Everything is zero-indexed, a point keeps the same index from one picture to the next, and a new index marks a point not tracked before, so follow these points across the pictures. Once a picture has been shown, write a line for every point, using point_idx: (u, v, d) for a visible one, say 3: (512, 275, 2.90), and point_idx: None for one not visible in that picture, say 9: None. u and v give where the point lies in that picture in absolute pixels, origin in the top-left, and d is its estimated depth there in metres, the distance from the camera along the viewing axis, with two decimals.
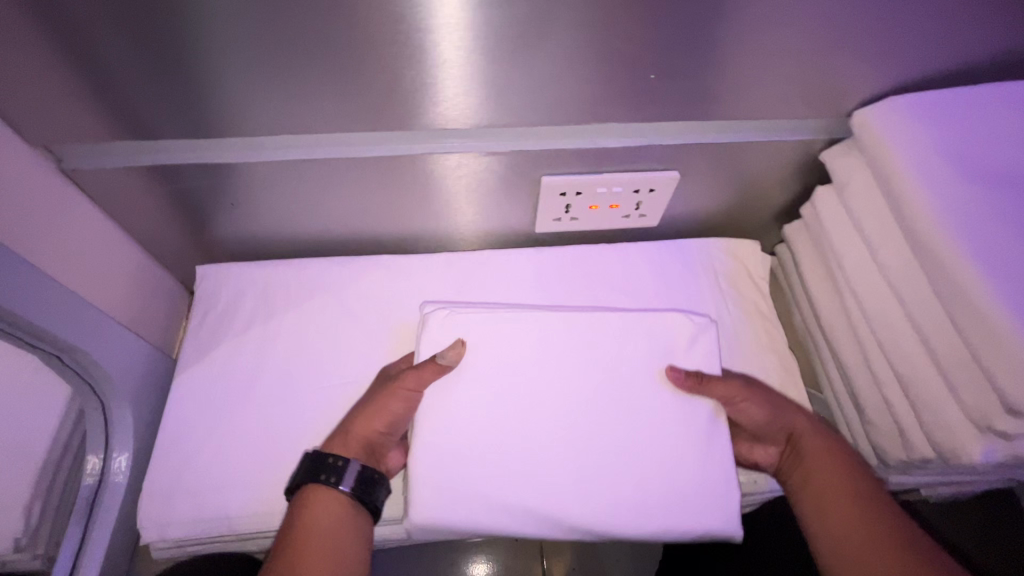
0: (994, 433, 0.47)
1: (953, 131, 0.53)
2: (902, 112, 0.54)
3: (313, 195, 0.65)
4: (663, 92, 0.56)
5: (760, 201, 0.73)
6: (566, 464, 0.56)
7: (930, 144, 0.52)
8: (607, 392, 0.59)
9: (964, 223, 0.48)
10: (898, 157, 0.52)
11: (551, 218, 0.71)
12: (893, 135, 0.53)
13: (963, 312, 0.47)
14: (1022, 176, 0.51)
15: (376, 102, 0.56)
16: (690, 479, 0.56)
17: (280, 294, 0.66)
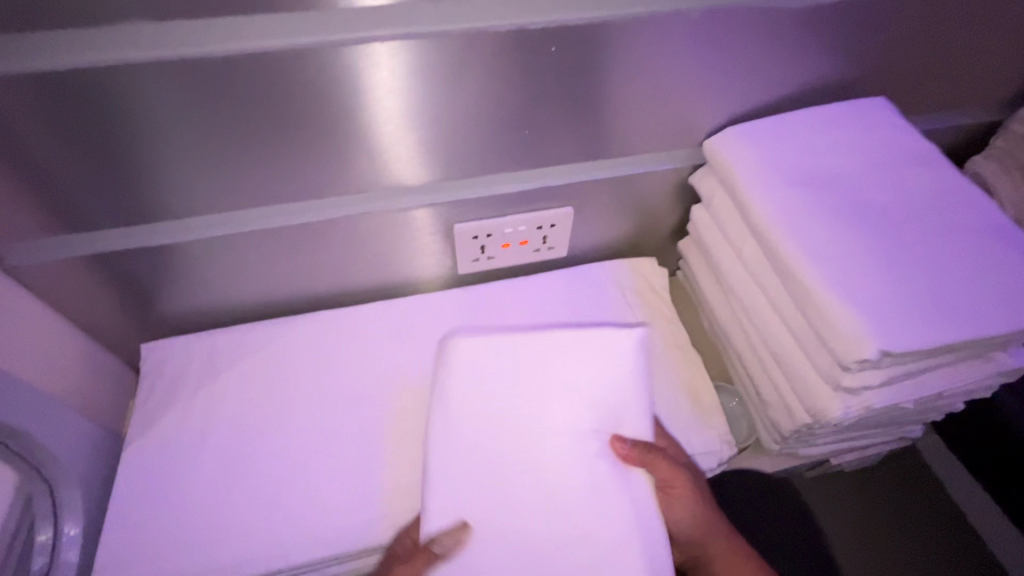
0: (844, 391, 0.54)
1: (777, 148, 0.64)
2: (734, 138, 0.66)
3: (247, 264, 0.71)
4: (540, 140, 0.66)
5: (651, 222, 0.82)
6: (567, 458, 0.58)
7: (759, 159, 0.63)
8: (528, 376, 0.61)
9: (792, 219, 0.58)
10: (739, 173, 0.63)
11: (469, 260, 0.77)
12: (732, 156, 0.64)
13: (800, 292, 0.56)
14: (835, 177, 0.62)
15: (295, 176, 0.62)
16: (581, 384, 0.61)
17: (224, 355, 0.72)
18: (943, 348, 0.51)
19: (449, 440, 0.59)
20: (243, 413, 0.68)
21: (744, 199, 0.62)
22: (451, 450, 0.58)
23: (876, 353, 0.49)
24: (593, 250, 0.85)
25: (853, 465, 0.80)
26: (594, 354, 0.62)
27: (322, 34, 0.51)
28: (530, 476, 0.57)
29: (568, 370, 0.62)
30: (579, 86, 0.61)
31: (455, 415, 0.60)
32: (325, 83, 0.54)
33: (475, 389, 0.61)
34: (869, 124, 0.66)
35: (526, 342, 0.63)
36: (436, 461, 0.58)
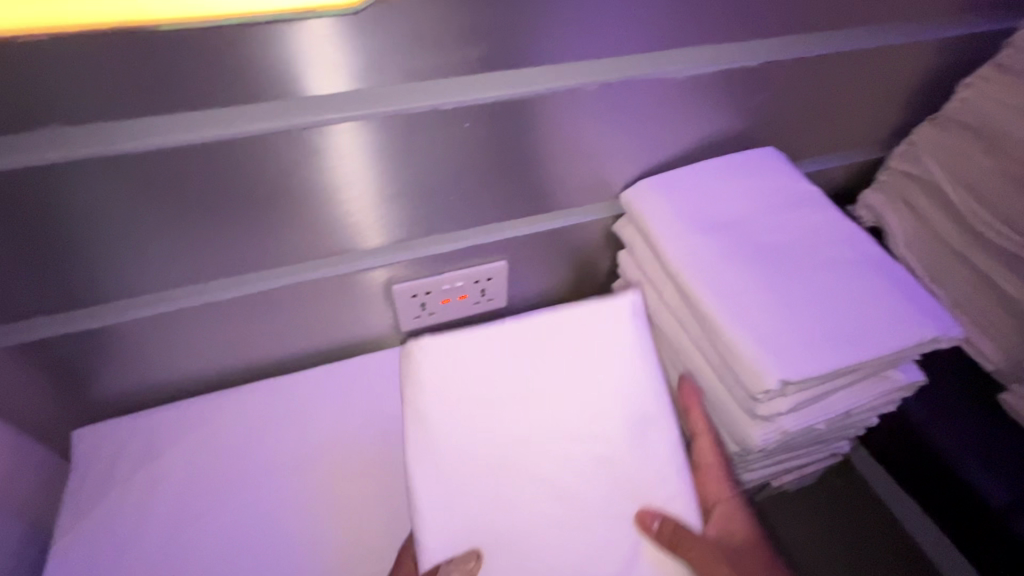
0: (762, 419, 0.58)
1: (683, 197, 0.71)
2: (645, 190, 0.72)
3: (186, 339, 0.71)
4: (468, 203, 0.70)
5: (583, 267, 0.87)
6: (575, 426, 0.60)
7: (666, 208, 0.69)
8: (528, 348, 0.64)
9: (699, 262, 0.64)
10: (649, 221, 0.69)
11: (411, 318, 0.80)
12: (643, 207, 0.70)
13: (711, 330, 0.60)
14: (734, 221, 0.68)
15: (227, 253, 0.64)
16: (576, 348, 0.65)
17: (162, 435, 0.70)
18: (837, 371, 0.56)
19: (445, 424, 0.59)
20: (183, 495, 0.66)
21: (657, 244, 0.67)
22: (450, 432, 0.59)
23: (778, 382, 0.54)
24: (532, 298, 0.89)
25: (793, 485, 0.84)
26: (590, 322, 0.67)
27: (247, 125, 0.54)
28: (540, 451, 0.58)
29: (563, 338, 0.65)
30: (498, 155, 0.66)
31: (458, 393, 0.61)
32: (253, 167, 0.57)
33: (477, 373, 0.62)
34: (762, 171, 0.73)
35: (517, 328, 0.66)
36: (434, 437, 0.59)
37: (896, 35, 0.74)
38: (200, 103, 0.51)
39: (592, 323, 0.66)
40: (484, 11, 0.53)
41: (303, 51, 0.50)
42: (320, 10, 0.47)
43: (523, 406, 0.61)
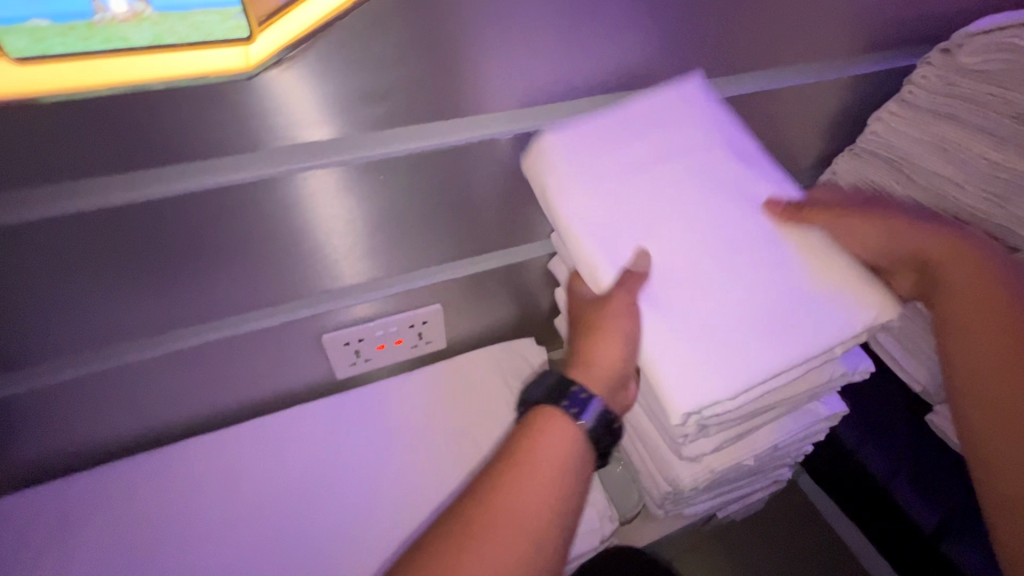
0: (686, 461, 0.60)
1: None
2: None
3: (108, 398, 0.70)
4: (395, 251, 0.70)
5: (524, 304, 0.88)
6: (672, 168, 0.61)
7: None
8: (613, 124, 0.61)
9: None
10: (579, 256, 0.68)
11: (347, 365, 0.78)
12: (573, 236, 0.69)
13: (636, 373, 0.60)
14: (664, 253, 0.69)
15: (141, 317, 0.63)
16: (661, 146, 0.62)
17: (78, 508, 0.69)
18: (759, 410, 0.57)
19: (571, 179, 0.59)
20: (104, 564, 0.64)
21: (574, 279, 0.67)
22: (585, 214, 0.58)
23: (695, 428, 0.55)
24: (474, 337, 0.88)
25: (740, 513, 0.84)
26: (652, 132, 0.62)
27: (139, 190, 0.53)
28: (694, 200, 0.60)
29: (638, 127, 0.62)
30: (417, 204, 0.66)
31: (590, 188, 0.59)
32: (155, 230, 0.56)
33: (598, 168, 0.60)
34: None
35: (605, 119, 0.61)
36: (588, 210, 0.58)
37: (803, 74, 0.77)
38: (80, 170, 0.50)
39: (667, 153, 0.62)
40: (382, 68, 0.52)
41: (176, 117, 0.49)
42: (209, 76, 0.47)
43: (638, 172, 0.60)
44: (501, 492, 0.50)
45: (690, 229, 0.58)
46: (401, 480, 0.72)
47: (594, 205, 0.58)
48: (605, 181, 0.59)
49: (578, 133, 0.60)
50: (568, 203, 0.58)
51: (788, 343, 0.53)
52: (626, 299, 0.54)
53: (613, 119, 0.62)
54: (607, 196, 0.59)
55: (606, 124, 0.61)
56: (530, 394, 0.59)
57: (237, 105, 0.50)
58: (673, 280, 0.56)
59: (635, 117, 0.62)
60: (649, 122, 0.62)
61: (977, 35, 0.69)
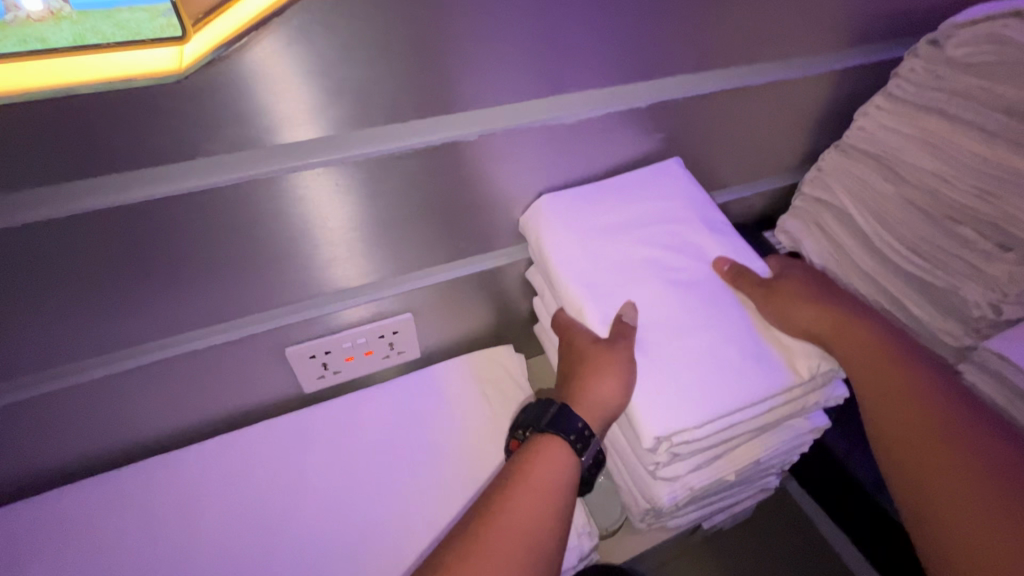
0: (666, 480, 0.58)
1: (593, 227, 0.67)
2: (546, 210, 0.68)
3: (56, 421, 0.66)
4: (360, 260, 0.66)
5: (499, 310, 0.85)
6: (656, 231, 0.68)
7: (575, 241, 0.66)
8: (598, 190, 0.70)
9: (603, 303, 0.61)
10: (555, 257, 0.65)
11: (314, 377, 0.75)
12: (551, 237, 0.66)
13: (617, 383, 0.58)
14: (643, 257, 0.66)
15: (85, 336, 0.59)
16: (649, 206, 0.70)
17: (26, 540, 0.64)
18: (733, 432, 0.57)
19: (557, 238, 0.66)
20: None
21: (557, 281, 0.65)
22: (575, 271, 0.64)
23: (666, 454, 0.55)
24: (449, 345, 0.85)
25: (727, 522, 0.81)
26: (639, 193, 0.70)
27: (69, 203, 0.48)
28: (681, 264, 0.66)
29: (618, 189, 0.71)
30: (384, 212, 0.62)
31: (574, 244, 0.66)
32: (90, 246, 0.52)
33: (586, 227, 0.67)
34: (666, 196, 0.71)
35: (600, 188, 0.70)
36: (580, 265, 0.64)
37: (788, 68, 0.74)
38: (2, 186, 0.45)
39: (649, 211, 0.69)
40: (336, 70, 0.49)
41: (126, 128, 0.45)
42: (138, 79, 0.42)
43: (623, 236, 0.67)
44: (504, 511, 0.52)
45: (670, 288, 0.63)
46: (370, 499, 0.68)
47: (585, 263, 0.65)
48: (598, 243, 0.66)
49: (569, 195, 0.69)
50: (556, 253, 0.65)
51: (748, 382, 0.56)
52: (625, 352, 0.57)
53: (600, 189, 0.70)
54: (593, 250, 0.66)
55: (592, 191, 0.70)
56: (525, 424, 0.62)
57: (191, 114, 0.46)
58: (662, 337, 0.59)
59: (620, 181, 0.71)
60: (634, 184, 0.71)
61: (966, 25, 0.67)
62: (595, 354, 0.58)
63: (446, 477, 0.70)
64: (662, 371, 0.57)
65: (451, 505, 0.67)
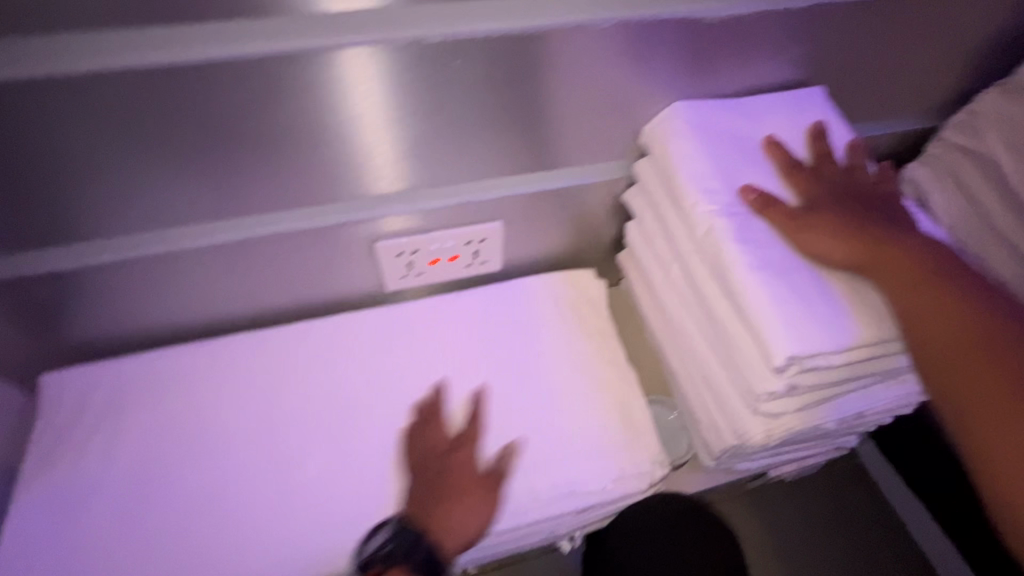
0: (764, 416, 0.57)
1: (722, 146, 0.63)
2: (678, 121, 0.64)
3: (153, 288, 0.67)
4: (460, 154, 0.63)
5: (587, 235, 0.82)
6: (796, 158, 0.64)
7: (702, 159, 0.62)
8: (739, 108, 0.66)
9: (733, 226, 0.59)
10: (682, 174, 0.62)
11: (397, 276, 0.73)
12: (676, 154, 0.63)
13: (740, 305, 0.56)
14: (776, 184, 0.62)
15: (196, 195, 0.59)
16: (789, 129, 0.65)
17: (132, 391, 0.68)
18: (851, 373, 0.55)
19: (685, 154, 0.63)
20: (149, 444, 0.65)
21: (684, 196, 0.62)
22: (704, 190, 0.61)
23: (782, 386, 0.54)
24: (531, 264, 0.83)
25: (791, 475, 0.79)
26: (779, 115, 0.66)
27: (202, 46, 0.48)
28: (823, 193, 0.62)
29: (758, 108, 0.66)
30: (496, 105, 0.59)
31: (703, 160, 0.62)
32: (214, 98, 0.51)
33: (718, 146, 0.63)
34: (801, 122, 0.65)
35: (737, 105, 0.66)
36: (709, 184, 0.61)
37: None
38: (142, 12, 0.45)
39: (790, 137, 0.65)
40: None
41: None
42: None
43: (756, 159, 0.63)
44: None
45: None
46: (445, 401, 0.69)
47: (714, 184, 0.61)
48: (730, 163, 0.62)
49: (703, 109, 0.65)
50: (685, 167, 0.62)
51: (881, 321, 0.54)
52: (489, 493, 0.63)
53: (739, 106, 0.66)
54: (724, 170, 0.62)
55: (732, 107, 0.65)
56: (386, 540, 0.59)
57: None
58: (791, 267, 0.57)
59: (762, 100, 0.67)
60: (776, 104, 0.66)
61: None
62: (472, 492, 0.63)
63: (524, 391, 0.69)
64: (793, 296, 0.55)
65: (529, 419, 0.68)
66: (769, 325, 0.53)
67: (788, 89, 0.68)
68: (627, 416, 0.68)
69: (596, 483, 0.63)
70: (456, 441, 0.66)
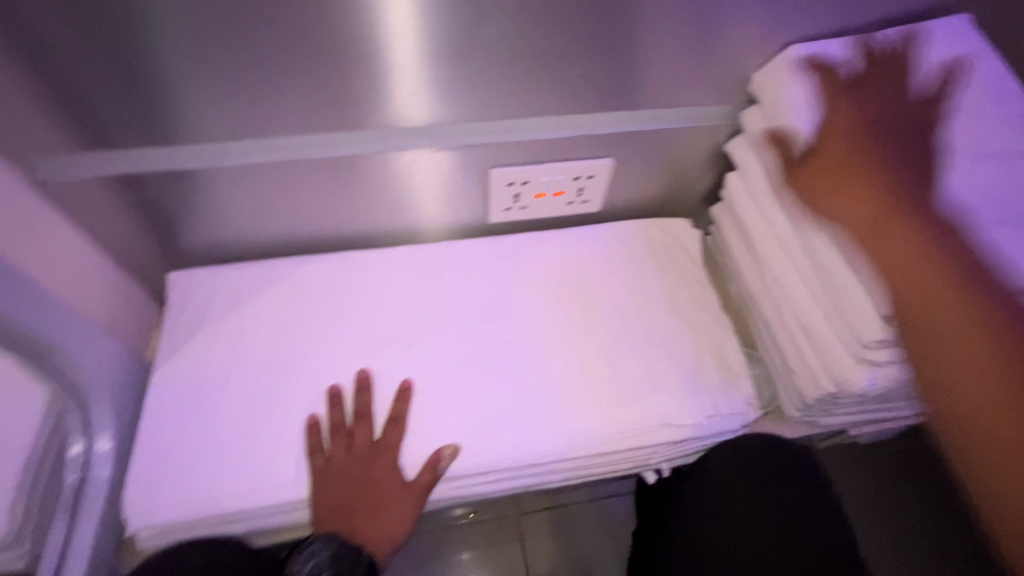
0: (871, 364, 0.55)
1: (843, 83, 0.59)
2: (796, 63, 0.61)
3: (272, 197, 0.69)
4: (590, 80, 0.62)
5: (685, 183, 0.81)
6: None
7: (821, 98, 0.59)
8: (865, 43, 0.62)
9: None
10: (795, 116, 0.59)
11: (501, 208, 0.76)
12: (791, 93, 0.60)
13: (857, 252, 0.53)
14: None
15: (331, 105, 0.59)
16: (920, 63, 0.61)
17: (251, 293, 0.69)
18: None
19: (802, 94, 0.60)
20: (267, 349, 0.65)
21: (795, 142, 0.59)
22: (817, 132, 0.58)
23: (896, 334, 0.52)
24: (625, 208, 0.83)
25: (869, 438, 0.80)
26: (910, 50, 0.61)
27: None
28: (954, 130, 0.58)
29: (886, 42, 0.62)
30: (641, 31, 0.58)
31: (818, 101, 0.59)
32: (367, 6, 0.51)
33: (840, 83, 0.59)
34: (935, 54, 0.61)
35: (861, 41, 0.62)
36: (826, 125, 0.58)
37: None
38: None
39: None
40: None
41: None
42: None
43: None
44: None
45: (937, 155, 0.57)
46: (549, 329, 0.70)
47: (829, 124, 0.58)
48: None
49: (820, 47, 0.61)
50: (799, 107, 0.59)
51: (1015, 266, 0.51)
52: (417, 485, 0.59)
53: (866, 42, 0.62)
54: None
55: (854, 44, 0.62)
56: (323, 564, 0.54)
57: None
58: None
59: (889, 34, 0.62)
60: (905, 36, 0.62)
61: None
62: (391, 482, 0.59)
63: (626, 325, 0.70)
64: None
65: (631, 351, 0.69)
66: (883, 272, 0.50)
67: (920, 22, 0.63)
68: (725, 358, 0.69)
69: (696, 415, 0.65)
70: (374, 450, 0.60)
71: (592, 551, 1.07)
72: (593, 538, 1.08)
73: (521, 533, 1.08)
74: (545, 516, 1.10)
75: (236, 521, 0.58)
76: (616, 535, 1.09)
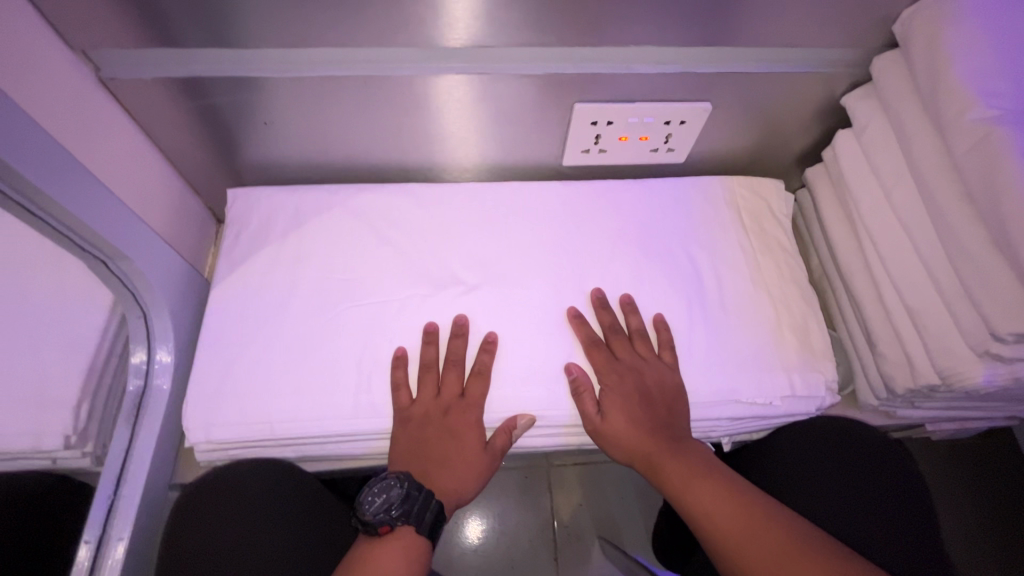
0: (992, 357, 0.51)
1: (1012, 35, 0.51)
2: (963, 3, 0.52)
3: (337, 119, 0.64)
4: (705, 9, 0.54)
5: (783, 138, 0.73)
6: None
7: (987, 49, 0.51)
8: None
9: (1016, 132, 0.48)
10: (955, 66, 0.51)
11: (579, 149, 0.70)
12: (953, 38, 0.51)
13: (1010, 231, 0.47)
14: None
15: (411, 17, 0.53)
16: None
17: (311, 217, 0.66)
18: None
19: (966, 41, 0.51)
20: (324, 278, 0.63)
21: (948, 98, 0.51)
22: (980, 87, 0.50)
23: None
24: (709, 160, 0.76)
25: (942, 434, 0.74)
26: None
27: None
28: None
29: None
30: None
31: (984, 50, 0.51)
32: None
33: (1008, 35, 0.51)
34: None
35: None
36: (991, 82, 0.50)
37: None
38: None
39: None
40: None
41: None
42: None
43: None
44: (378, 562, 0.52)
45: None
46: (621, 286, 0.65)
47: (993, 81, 0.50)
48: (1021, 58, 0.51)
49: None
50: (960, 56, 0.51)
51: None
52: (494, 448, 0.57)
53: None
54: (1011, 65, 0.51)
55: None
56: (393, 501, 0.54)
57: None
58: None
59: None
60: None
61: None
62: (469, 438, 0.58)
63: (703, 290, 0.65)
64: None
65: (705, 320, 0.64)
66: None
67: None
68: (807, 336, 0.63)
69: (769, 396, 0.61)
70: (458, 401, 0.58)
71: (619, 510, 1.07)
72: (623, 496, 1.08)
73: (551, 482, 1.09)
74: (576, 470, 1.09)
75: (283, 447, 0.58)
76: (646, 496, 1.08)
